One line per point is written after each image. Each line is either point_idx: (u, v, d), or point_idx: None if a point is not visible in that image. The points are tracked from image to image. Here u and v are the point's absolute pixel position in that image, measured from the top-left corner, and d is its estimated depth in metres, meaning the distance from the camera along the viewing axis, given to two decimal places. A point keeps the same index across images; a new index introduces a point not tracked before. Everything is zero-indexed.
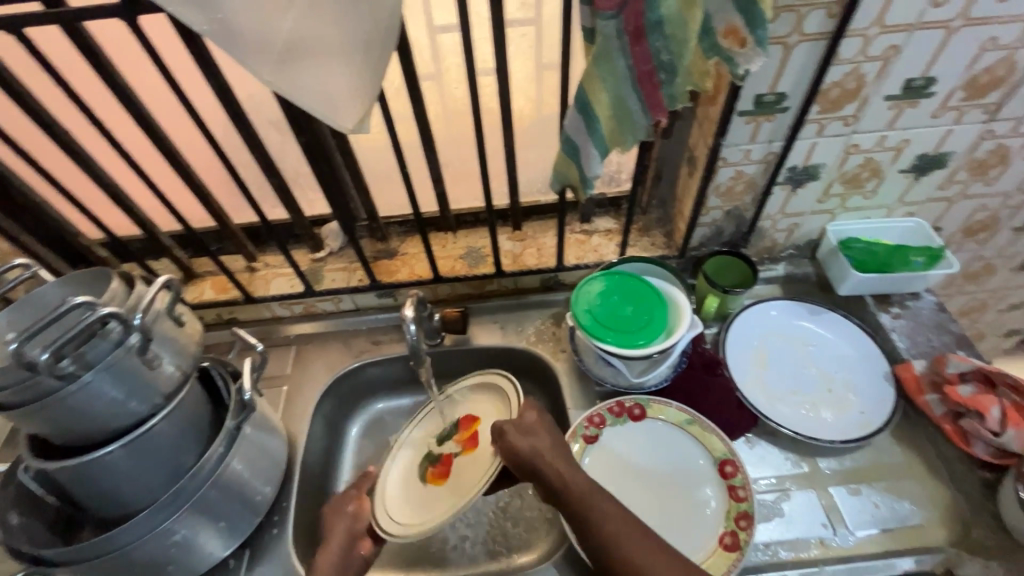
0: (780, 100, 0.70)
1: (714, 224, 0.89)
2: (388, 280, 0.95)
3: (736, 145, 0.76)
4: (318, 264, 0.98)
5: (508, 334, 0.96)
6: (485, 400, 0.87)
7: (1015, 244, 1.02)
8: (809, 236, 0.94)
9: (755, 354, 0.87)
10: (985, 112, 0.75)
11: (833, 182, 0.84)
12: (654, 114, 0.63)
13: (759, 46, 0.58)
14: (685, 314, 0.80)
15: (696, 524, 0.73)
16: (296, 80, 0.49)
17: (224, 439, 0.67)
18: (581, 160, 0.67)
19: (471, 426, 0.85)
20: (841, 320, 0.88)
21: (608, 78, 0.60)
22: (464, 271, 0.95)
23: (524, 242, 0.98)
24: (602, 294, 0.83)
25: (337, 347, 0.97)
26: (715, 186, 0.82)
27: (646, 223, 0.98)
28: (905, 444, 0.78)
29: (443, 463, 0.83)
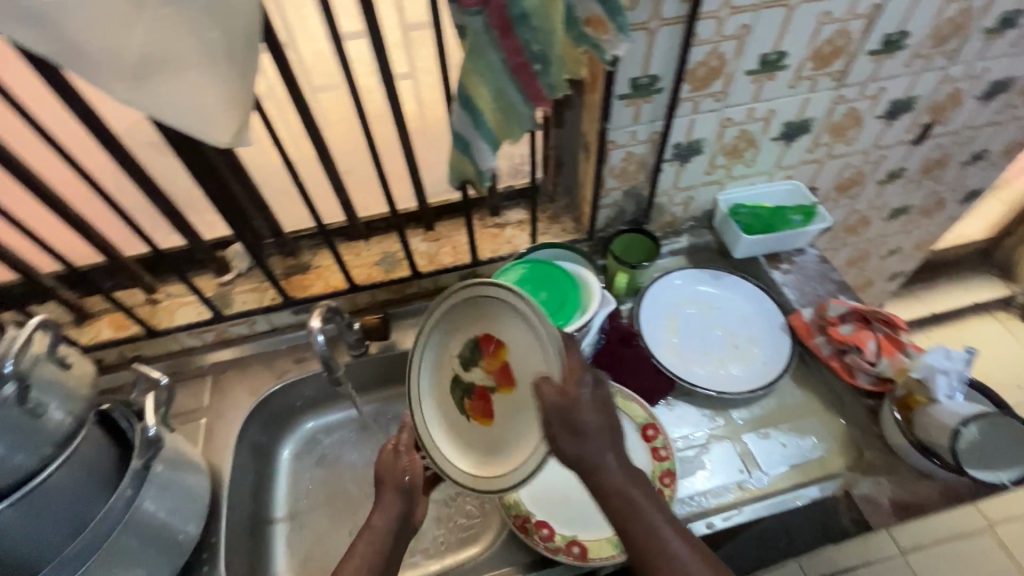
0: (653, 82, 0.75)
1: (615, 204, 0.93)
2: (302, 295, 0.93)
3: (621, 127, 0.80)
4: (225, 287, 0.94)
5: None
6: (498, 323, 0.64)
7: (881, 196, 1.13)
8: (704, 207, 1.01)
9: (668, 321, 0.92)
10: (833, 80, 0.83)
11: (716, 154, 0.90)
12: (536, 103, 0.66)
13: (621, 33, 0.62)
14: (595, 291, 0.84)
15: None
16: (158, 98, 0.46)
17: (132, 480, 0.63)
18: (473, 154, 0.69)
19: (497, 351, 0.65)
20: (740, 281, 0.95)
21: (486, 72, 0.61)
22: (381, 277, 0.95)
23: (439, 242, 0.98)
24: (517, 283, 0.85)
25: (256, 372, 0.93)
26: (610, 168, 0.86)
27: (555, 210, 1.02)
28: (804, 386, 0.86)
29: (481, 397, 0.67)
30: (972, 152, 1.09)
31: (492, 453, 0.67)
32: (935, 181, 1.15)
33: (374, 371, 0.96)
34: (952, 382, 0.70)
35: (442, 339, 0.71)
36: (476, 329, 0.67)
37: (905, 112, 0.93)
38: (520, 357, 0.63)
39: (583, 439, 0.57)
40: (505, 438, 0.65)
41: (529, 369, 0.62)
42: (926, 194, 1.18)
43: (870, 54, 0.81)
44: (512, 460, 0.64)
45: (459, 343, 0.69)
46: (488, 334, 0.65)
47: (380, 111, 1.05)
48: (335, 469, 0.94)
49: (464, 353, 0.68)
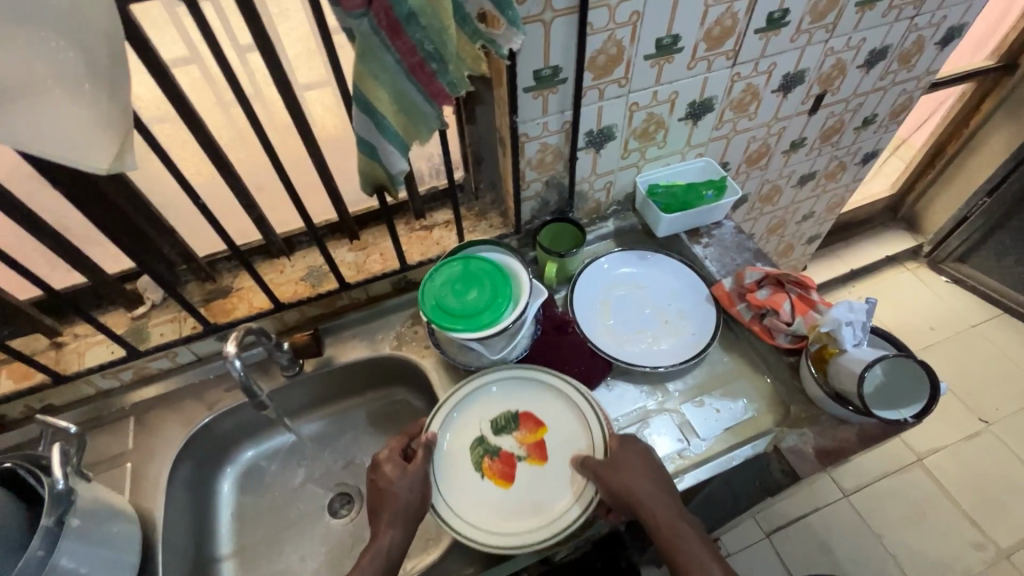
0: (556, 73, 0.76)
1: (538, 196, 0.94)
2: (226, 320, 0.89)
3: (532, 119, 0.81)
4: (139, 321, 0.88)
5: (370, 344, 0.94)
6: (548, 401, 0.83)
7: (788, 165, 1.20)
8: (625, 190, 1.04)
9: (600, 305, 0.95)
10: (727, 58, 0.87)
11: (629, 139, 0.93)
12: (440, 102, 0.66)
13: (513, 26, 0.62)
14: (525, 284, 0.86)
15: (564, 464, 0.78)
16: (19, 126, 0.43)
17: (43, 539, 0.58)
18: (382, 158, 0.68)
19: (535, 427, 0.82)
20: (665, 258, 0.99)
21: (381, 75, 0.61)
22: (309, 292, 0.92)
23: (366, 250, 0.97)
24: (447, 283, 0.85)
25: (183, 406, 0.88)
26: (527, 161, 0.87)
27: (481, 207, 1.02)
28: (732, 352, 0.90)
29: (503, 461, 0.80)
30: (863, 117, 1.17)
31: (504, 513, 0.76)
32: (834, 147, 1.23)
33: (313, 390, 0.93)
34: (857, 333, 0.76)
35: (478, 409, 0.83)
36: (520, 406, 0.83)
37: (798, 84, 0.99)
38: (559, 432, 0.81)
39: (627, 478, 0.72)
40: (523, 496, 0.77)
41: (567, 447, 0.80)
42: (828, 159, 1.26)
43: (757, 31, 0.85)
44: (535, 521, 0.75)
45: (498, 413, 0.83)
46: (529, 412, 0.83)
47: (290, 122, 1.02)
48: (281, 496, 0.90)
49: (500, 421, 0.82)
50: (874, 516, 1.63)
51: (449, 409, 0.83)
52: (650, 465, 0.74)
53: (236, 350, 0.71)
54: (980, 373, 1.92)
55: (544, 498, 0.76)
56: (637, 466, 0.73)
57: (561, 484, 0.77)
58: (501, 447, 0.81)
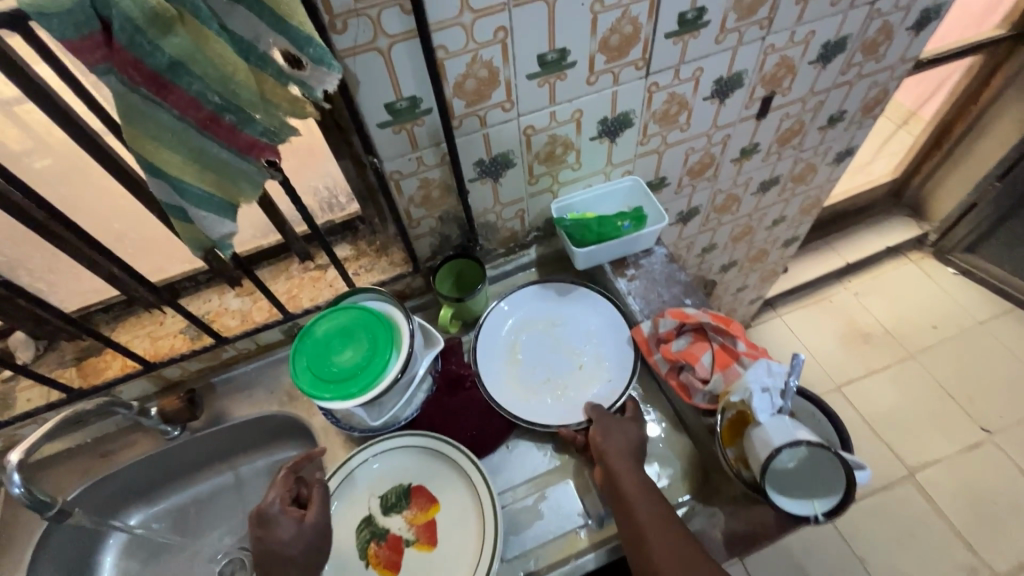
0: (415, 104, 0.65)
1: (434, 232, 0.84)
2: (96, 382, 0.82)
3: (400, 156, 0.70)
4: (7, 385, 0.83)
5: (258, 400, 0.87)
6: (442, 470, 0.73)
7: (742, 173, 1.07)
8: (542, 217, 0.92)
9: (507, 351, 0.84)
10: (638, 68, 0.74)
11: (532, 164, 0.81)
12: (255, 154, 0.56)
13: (322, 65, 0.51)
14: (405, 338, 0.76)
15: (455, 549, 0.68)
16: None
17: None
18: (197, 223, 0.58)
19: (427, 504, 0.71)
20: (583, 291, 0.88)
21: (163, 134, 0.51)
22: (186, 348, 0.84)
23: (253, 296, 0.88)
24: (323, 340, 0.77)
25: (55, 473, 0.82)
26: (408, 198, 0.77)
27: (383, 241, 0.92)
28: (651, 405, 0.80)
29: (391, 546, 0.69)
30: (828, 115, 1.02)
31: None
32: (797, 149, 1.08)
33: (199, 450, 0.87)
34: (774, 400, 0.65)
35: (359, 488, 0.73)
36: (412, 479, 0.73)
37: (736, 88, 0.85)
38: (454, 510, 0.70)
39: (617, 430, 0.70)
40: None
41: (459, 529, 0.69)
42: (792, 162, 1.11)
43: (669, 36, 0.72)
44: None
45: (390, 486, 0.73)
46: (421, 485, 0.73)
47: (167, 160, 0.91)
48: (169, 564, 0.85)
49: (390, 497, 0.72)
50: (858, 536, 1.52)
51: (337, 477, 0.73)
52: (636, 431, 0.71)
53: (19, 461, 0.64)
54: (985, 375, 1.76)
55: None
56: (621, 423, 0.71)
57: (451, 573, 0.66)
58: (391, 529, 0.70)
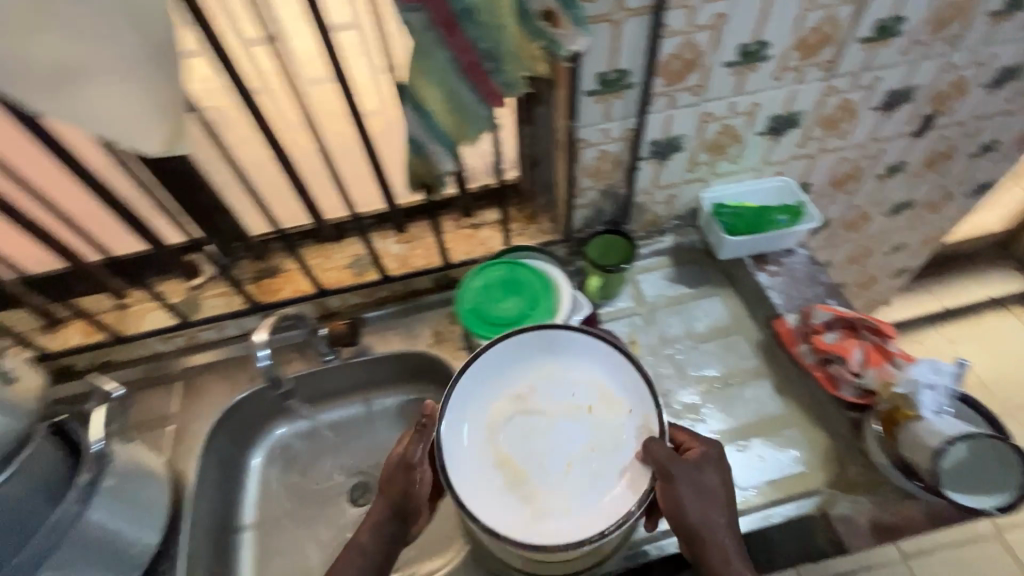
0: (623, 77, 0.70)
1: (592, 205, 0.89)
2: (272, 300, 0.91)
3: (592, 125, 0.76)
4: (195, 291, 0.92)
5: (405, 339, 0.93)
6: None
7: (882, 191, 1.07)
8: (688, 206, 0.96)
9: (496, 479, 0.64)
10: (822, 70, 0.78)
11: (698, 151, 0.85)
12: (492, 102, 0.62)
13: (578, 26, 0.59)
14: (565, 295, 0.81)
15: None
16: (84, 107, 0.48)
17: (80, 495, 0.62)
18: (429, 156, 0.66)
19: None
20: (500, 350, 0.70)
21: (433, 71, 0.58)
22: (351, 281, 0.92)
23: (412, 244, 0.95)
24: (485, 288, 0.83)
25: (225, 376, 0.91)
26: (583, 168, 0.82)
27: (532, 210, 0.98)
28: (786, 396, 0.82)
29: None
30: (981, 143, 1.02)
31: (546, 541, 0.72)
32: (940, 175, 1.08)
33: (344, 377, 0.93)
34: (939, 399, 0.68)
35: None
36: None
37: (905, 102, 0.87)
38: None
39: (705, 507, 0.63)
40: None
41: None
42: (932, 187, 1.11)
43: (862, 41, 0.75)
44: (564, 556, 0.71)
45: None
46: None
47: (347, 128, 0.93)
48: (306, 475, 0.92)
49: None
50: None
51: None
52: (720, 492, 0.65)
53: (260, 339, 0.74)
54: None
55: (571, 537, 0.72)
56: (695, 473, 0.64)
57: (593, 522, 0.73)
58: None
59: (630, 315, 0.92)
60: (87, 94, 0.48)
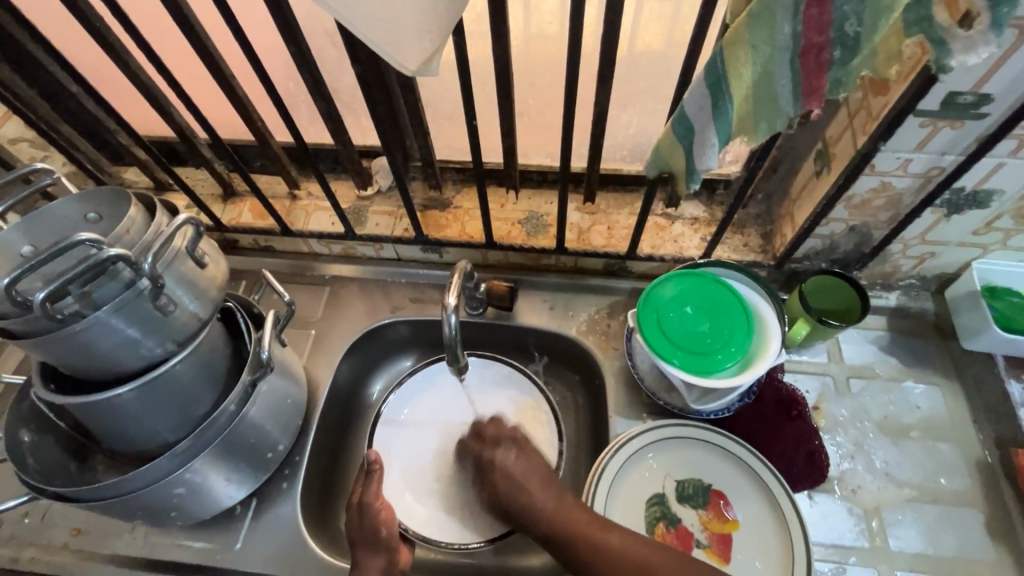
0: (979, 103, 0.52)
1: (829, 237, 0.72)
2: (435, 235, 0.84)
3: (895, 151, 0.58)
4: (363, 203, 0.88)
5: (556, 317, 0.84)
6: (742, 486, 0.68)
7: None
8: (943, 269, 0.76)
9: (430, 492, 0.78)
10: None
11: (1004, 215, 0.65)
12: (807, 102, 0.47)
13: (994, 30, 0.41)
14: (772, 340, 0.68)
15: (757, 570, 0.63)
16: (352, 4, 0.41)
17: (238, 395, 0.62)
18: (694, 147, 0.53)
19: (725, 515, 0.67)
20: (404, 389, 0.82)
21: (762, 47, 0.44)
22: (521, 240, 0.83)
23: (594, 217, 0.84)
24: (676, 301, 0.71)
25: (371, 296, 0.88)
26: (847, 197, 0.65)
27: (742, 218, 0.82)
28: (1000, 541, 0.66)
29: (679, 537, 0.66)
30: None
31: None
32: None
33: (485, 336, 0.87)
34: None
35: (661, 462, 0.69)
36: (712, 481, 0.68)
37: None
38: (758, 536, 0.65)
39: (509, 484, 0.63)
40: None
41: (760, 557, 0.64)
42: None
43: None
44: None
45: (684, 475, 0.69)
46: (722, 493, 0.68)
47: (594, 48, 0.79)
48: None
49: (687, 487, 0.68)
50: None
51: (634, 434, 0.68)
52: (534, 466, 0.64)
53: (455, 304, 0.63)
54: None
55: None
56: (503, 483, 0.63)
57: None
58: (682, 521, 0.67)
59: (822, 375, 0.77)
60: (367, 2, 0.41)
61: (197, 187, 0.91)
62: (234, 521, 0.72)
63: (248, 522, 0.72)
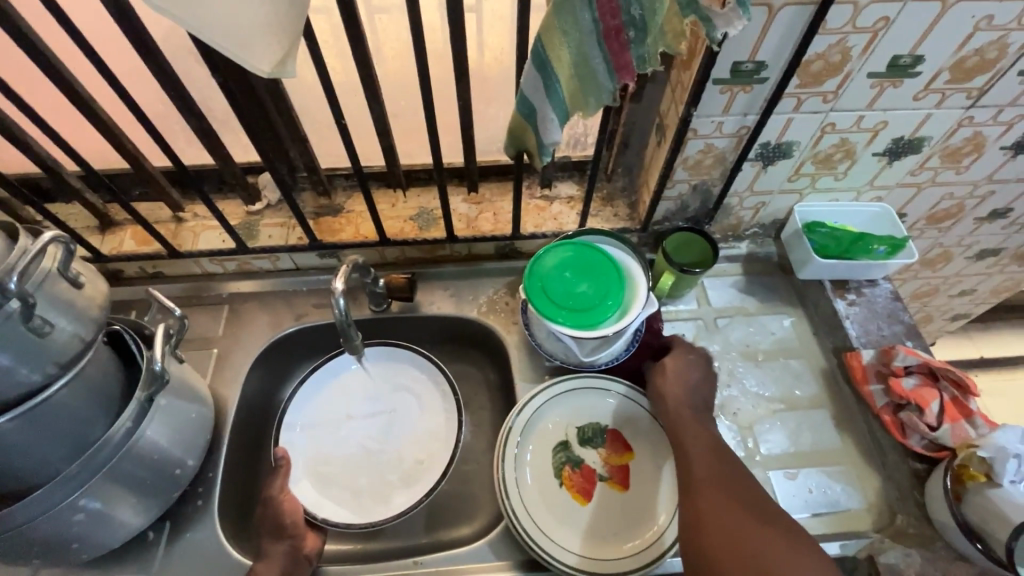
0: (758, 69, 0.65)
1: (679, 198, 0.84)
2: (330, 240, 0.87)
3: (708, 116, 0.70)
4: (253, 218, 0.89)
5: (457, 303, 0.89)
6: (634, 422, 0.76)
7: (975, 235, 1.00)
8: (775, 216, 0.90)
9: (340, 482, 0.80)
10: (967, 97, 0.71)
11: (805, 162, 0.79)
12: (620, 76, 0.56)
13: (741, 7, 0.52)
14: (641, 290, 0.77)
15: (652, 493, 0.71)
16: (196, 12, 0.44)
17: (134, 412, 0.61)
18: (539, 123, 0.60)
19: (622, 450, 0.74)
20: (304, 388, 0.84)
21: (571, 32, 0.53)
22: (414, 234, 0.88)
23: (480, 206, 0.91)
24: (556, 268, 0.78)
25: (272, 308, 0.89)
26: (683, 159, 0.76)
27: (610, 192, 0.92)
28: (845, 431, 0.79)
29: (585, 475, 0.73)
30: None
31: (589, 534, 0.69)
32: None
33: (393, 330, 0.91)
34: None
35: (561, 414, 0.76)
36: (608, 422, 0.76)
37: None
38: (651, 463, 0.73)
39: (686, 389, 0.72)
40: (603, 522, 0.70)
41: (653, 479, 0.72)
42: None
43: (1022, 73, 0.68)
44: (615, 547, 0.68)
45: (585, 421, 0.76)
46: (618, 431, 0.75)
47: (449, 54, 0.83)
48: None
49: (587, 431, 0.75)
50: None
51: (532, 392, 0.74)
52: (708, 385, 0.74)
53: (342, 290, 0.68)
54: None
55: (618, 534, 0.69)
56: (696, 373, 0.74)
57: (644, 517, 0.69)
58: (586, 460, 0.74)
59: (695, 319, 0.88)
60: (214, 13, 0.44)
61: (70, 220, 0.87)
62: (148, 548, 0.70)
63: (163, 547, 0.70)
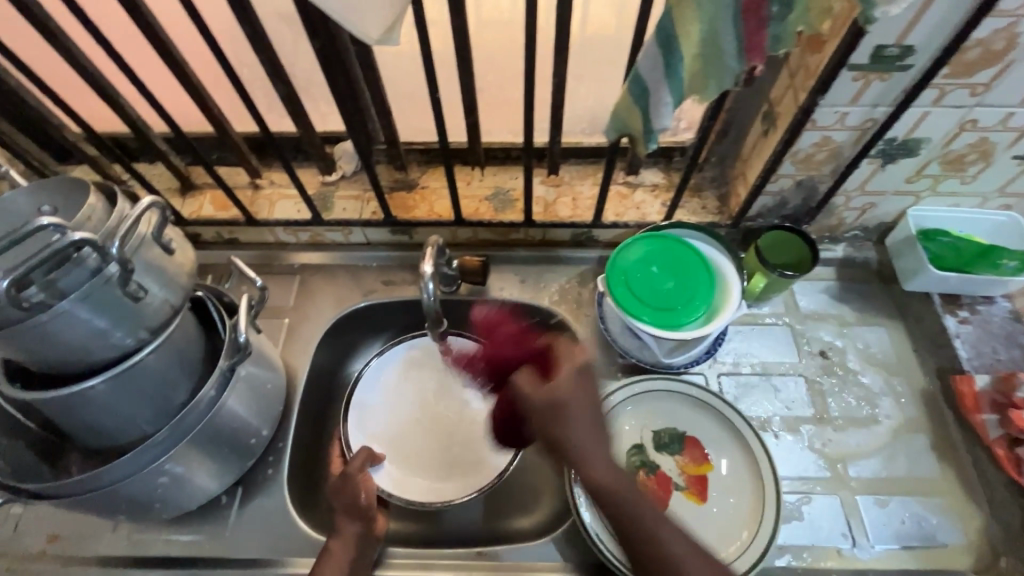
0: (904, 55, 0.57)
1: (779, 194, 0.77)
2: (404, 216, 0.85)
3: (833, 106, 0.63)
4: (328, 188, 0.87)
5: (527, 290, 0.86)
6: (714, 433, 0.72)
7: None
8: (882, 219, 0.82)
9: (411, 463, 0.80)
10: None
11: (932, 162, 0.71)
12: (750, 58, 0.50)
13: None
14: (733, 294, 0.72)
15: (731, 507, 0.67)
16: None
17: (217, 380, 0.62)
18: (650, 106, 0.55)
19: (701, 459, 0.71)
20: (382, 363, 0.83)
21: (706, 6, 0.47)
22: (489, 215, 0.85)
23: (559, 189, 0.86)
24: (641, 262, 0.74)
25: (341, 282, 0.88)
26: (793, 152, 0.70)
27: (698, 182, 0.86)
28: (945, 461, 0.73)
29: (659, 482, 0.70)
30: None
31: None
32: None
33: (460, 312, 0.89)
34: None
35: (637, 414, 0.73)
36: (687, 428, 0.72)
37: None
38: (730, 476, 0.69)
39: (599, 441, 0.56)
40: None
41: (732, 494, 0.68)
42: None
43: None
44: None
45: (664, 426, 0.73)
46: (697, 438, 0.72)
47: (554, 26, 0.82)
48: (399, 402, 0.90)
49: (664, 436, 0.72)
50: None
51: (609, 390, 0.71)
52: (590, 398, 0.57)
53: (431, 273, 0.66)
54: None
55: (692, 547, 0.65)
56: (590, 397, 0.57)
57: (720, 534, 0.66)
58: (662, 467, 0.71)
59: (783, 325, 0.82)
60: None
61: (154, 180, 0.88)
62: (220, 511, 0.71)
63: (236, 511, 0.71)
